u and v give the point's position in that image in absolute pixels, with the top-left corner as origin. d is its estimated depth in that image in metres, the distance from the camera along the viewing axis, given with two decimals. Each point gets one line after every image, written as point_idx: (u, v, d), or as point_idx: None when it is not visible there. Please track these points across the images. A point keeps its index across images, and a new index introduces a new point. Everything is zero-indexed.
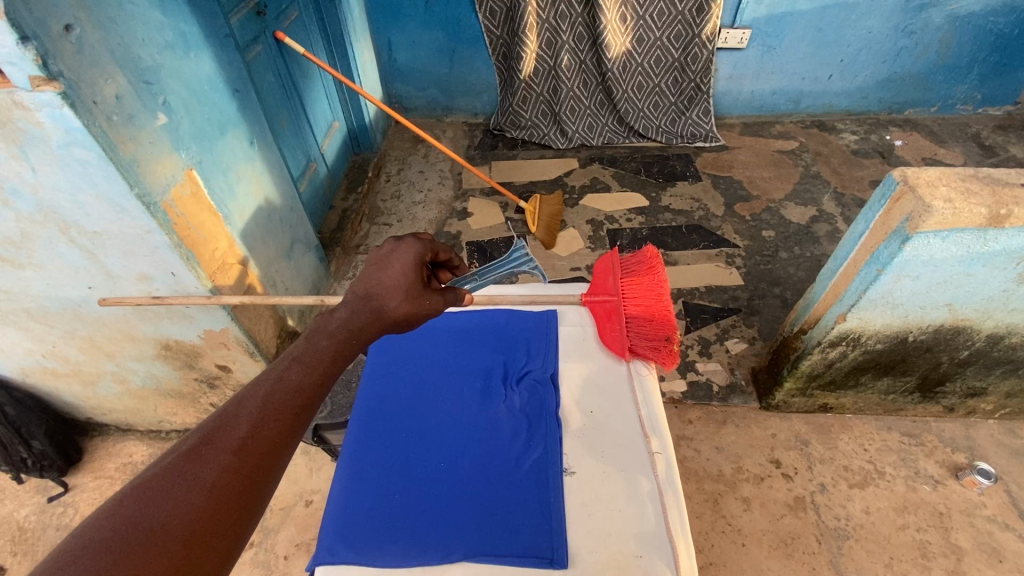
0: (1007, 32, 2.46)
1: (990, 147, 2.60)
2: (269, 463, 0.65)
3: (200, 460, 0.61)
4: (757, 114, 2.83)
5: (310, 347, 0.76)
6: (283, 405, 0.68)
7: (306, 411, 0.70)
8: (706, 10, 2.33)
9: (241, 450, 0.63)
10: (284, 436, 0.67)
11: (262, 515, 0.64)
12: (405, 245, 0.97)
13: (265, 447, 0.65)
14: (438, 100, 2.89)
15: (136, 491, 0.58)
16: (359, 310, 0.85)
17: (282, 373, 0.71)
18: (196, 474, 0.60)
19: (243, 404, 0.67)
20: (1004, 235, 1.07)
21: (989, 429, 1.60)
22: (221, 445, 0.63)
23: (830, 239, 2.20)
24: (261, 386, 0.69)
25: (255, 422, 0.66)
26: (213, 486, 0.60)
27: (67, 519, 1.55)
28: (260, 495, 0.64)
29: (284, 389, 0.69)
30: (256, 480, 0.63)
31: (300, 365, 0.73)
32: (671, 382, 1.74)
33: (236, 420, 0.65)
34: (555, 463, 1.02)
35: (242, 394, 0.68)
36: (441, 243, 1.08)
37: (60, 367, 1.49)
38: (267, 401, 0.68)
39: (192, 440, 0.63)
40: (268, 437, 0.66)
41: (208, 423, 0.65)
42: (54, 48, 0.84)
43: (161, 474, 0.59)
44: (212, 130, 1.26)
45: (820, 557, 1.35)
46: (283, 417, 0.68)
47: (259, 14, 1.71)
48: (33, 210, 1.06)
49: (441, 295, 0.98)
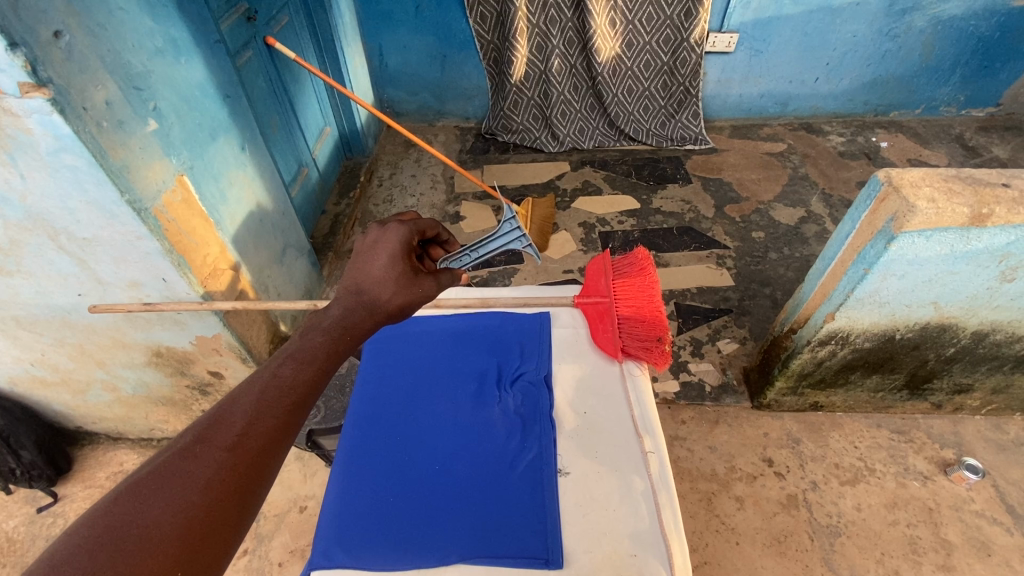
0: (989, 35, 2.51)
1: (973, 147, 2.64)
2: (265, 459, 0.65)
3: (195, 457, 0.61)
4: (745, 117, 2.86)
5: (305, 343, 0.77)
6: (279, 400, 0.68)
7: (301, 407, 0.70)
8: (694, 14, 2.36)
9: (236, 446, 0.63)
10: (280, 432, 0.67)
11: (259, 511, 0.64)
12: (388, 235, 1.00)
13: (260, 444, 0.65)
14: (430, 105, 2.90)
15: (130, 488, 0.58)
16: (352, 307, 0.86)
17: (276, 370, 0.71)
18: (192, 471, 0.60)
19: (238, 401, 0.67)
20: (986, 233, 1.09)
21: (976, 424, 1.63)
22: (215, 442, 0.62)
23: (818, 239, 2.23)
24: (257, 383, 0.69)
25: (250, 418, 0.66)
26: (208, 484, 0.60)
27: (56, 529, 1.53)
28: (255, 492, 0.63)
29: (279, 386, 0.70)
30: (251, 477, 0.63)
31: (294, 361, 0.73)
32: (663, 383, 1.75)
33: (231, 417, 0.65)
34: (548, 463, 1.03)
35: (238, 391, 0.69)
36: (425, 222, 1.12)
37: (49, 375, 1.47)
38: (261, 398, 0.68)
39: (187, 438, 0.63)
40: (264, 434, 0.66)
41: (203, 420, 0.65)
42: (43, 53, 0.84)
43: (156, 471, 0.59)
44: (202, 135, 1.26)
45: (813, 554, 1.36)
46: (279, 413, 0.68)
47: (250, 20, 1.70)
48: (22, 216, 1.05)
49: (434, 278, 0.99)
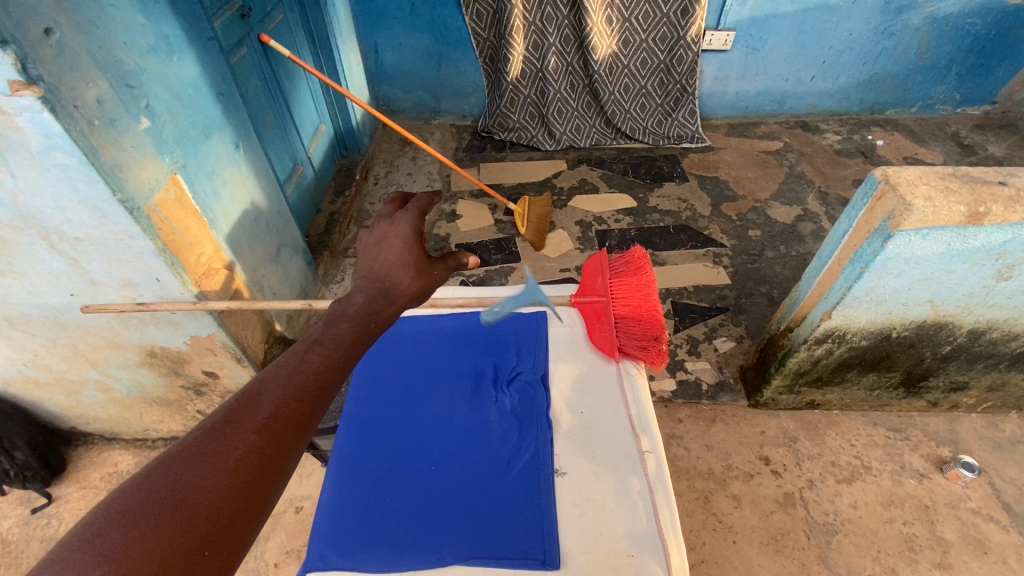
0: (985, 33, 2.51)
1: (969, 146, 2.65)
2: (291, 441, 0.65)
3: (225, 437, 0.61)
4: (742, 115, 2.86)
5: (329, 331, 0.79)
6: (304, 386, 0.69)
7: (326, 392, 0.71)
8: (690, 12, 2.36)
9: (264, 429, 0.63)
10: (306, 415, 0.68)
11: (284, 494, 0.63)
12: (399, 225, 1.04)
13: (288, 426, 0.65)
14: (426, 102, 2.89)
15: (159, 466, 0.57)
16: (374, 293, 0.89)
17: (304, 356, 0.74)
18: (221, 451, 0.60)
19: (265, 386, 0.68)
20: (982, 231, 1.09)
21: (972, 422, 1.63)
22: (244, 423, 0.63)
23: (814, 238, 2.23)
24: (283, 369, 0.71)
25: (278, 402, 0.66)
26: (236, 464, 0.59)
27: (50, 531, 1.52)
28: (280, 477, 0.63)
29: (304, 372, 0.71)
30: (279, 458, 0.63)
31: (320, 349, 0.76)
32: (660, 381, 1.75)
33: (258, 401, 0.66)
34: (545, 463, 1.03)
35: (265, 376, 0.70)
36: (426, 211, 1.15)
37: (41, 375, 1.46)
38: (289, 382, 0.69)
39: (215, 419, 0.63)
40: (291, 416, 0.66)
41: (231, 403, 0.65)
42: (33, 52, 0.83)
43: (185, 450, 0.59)
44: (196, 134, 1.25)
45: (810, 552, 1.36)
46: (304, 399, 0.68)
47: (243, 17, 1.69)
48: (12, 215, 1.04)
49: (445, 264, 1.04)
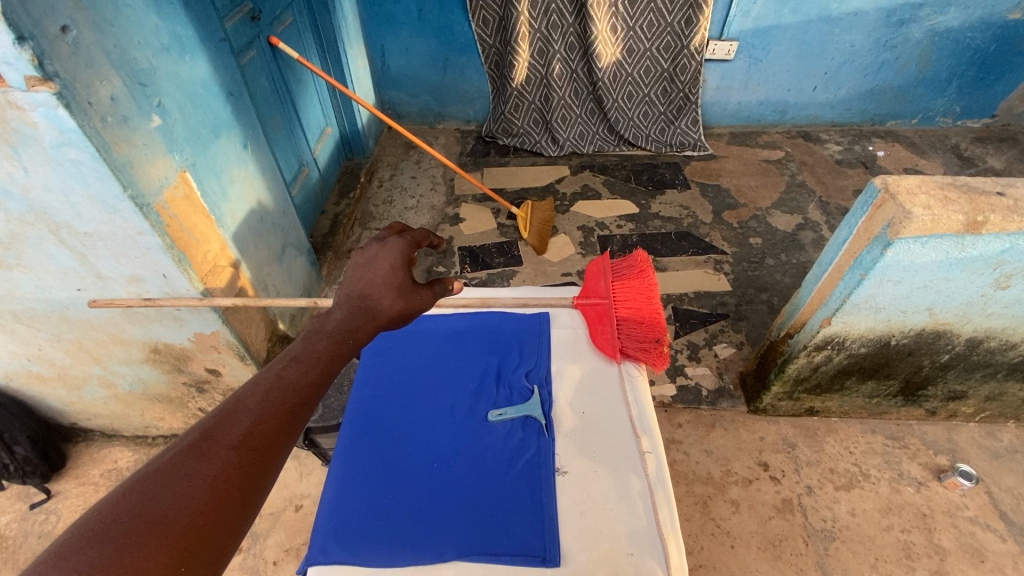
0: (985, 47, 2.54)
1: (969, 158, 2.67)
2: (266, 457, 0.69)
3: (202, 455, 0.65)
4: (744, 124, 2.89)
5: (308, 347, 0.83)
6: (282, 402, 0.73)
7: (303, 408, 0.75)
8: (694, 22, 2.39)
9: (240, 446, 0.67)
10: (281, 433, 0.72)
11: (260, 508, 0.67)
12: (390, 245, 1.05)
13: (264, 443, 0.69)
14: (431, 107, 2.92)
15: (138, 483, 0.61)
16: (354, 311, 0.93)
17: (281, 372, 0.77)
18: (197, 469, 0.63)
19: (242, 403, 0.71)
20: (981, 240, 1.10)
21: (970, 431, 1.64)
22: (221, 440, 0.67)
23: (815, 246, 2.25)
24: (261, 385, 0.74)
25: (255, 418, 0.70)
26: (213, 482, 0.63)
27: (48, 526, 1.53)
28: (257, 492, 0.67)
29: (282, 388, 0.75)
30: (254, 475, 0.67)
31: (299, 364, 0.79)
32: (660, 386, 1.76)
33: (236, 418, 0.69)
34: (544, 464, 1.04)
35: (243, 391, 0.73)
36: (420, 231, 1.16)
37: (45, 370, 1.47)
38: (265, 398, 0.73)
39: (192, 437, 0.66)
40: (268, 432, 0.70)
41: (208, 420, 0.69)
42: (50, 48, 0.84)
43: (163, 468, 0.63)
44: (205, 132, 1.26)
45: (808, 558, 1.37)
46: (281, 415, 0.72)
47: (254, 19, 1.71)
48: (23, 210, 1.05)
49: (432, 288, 1.05)
